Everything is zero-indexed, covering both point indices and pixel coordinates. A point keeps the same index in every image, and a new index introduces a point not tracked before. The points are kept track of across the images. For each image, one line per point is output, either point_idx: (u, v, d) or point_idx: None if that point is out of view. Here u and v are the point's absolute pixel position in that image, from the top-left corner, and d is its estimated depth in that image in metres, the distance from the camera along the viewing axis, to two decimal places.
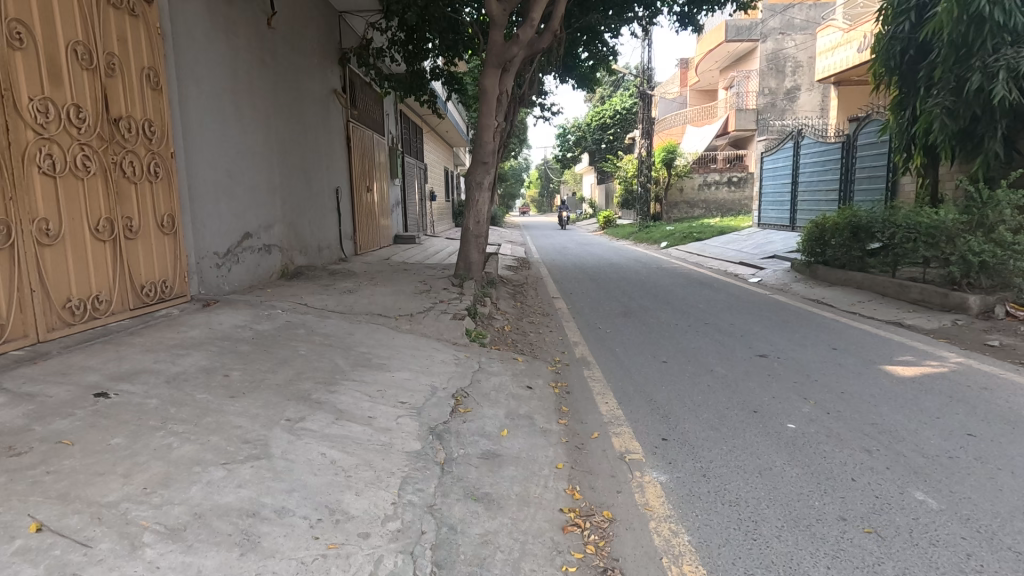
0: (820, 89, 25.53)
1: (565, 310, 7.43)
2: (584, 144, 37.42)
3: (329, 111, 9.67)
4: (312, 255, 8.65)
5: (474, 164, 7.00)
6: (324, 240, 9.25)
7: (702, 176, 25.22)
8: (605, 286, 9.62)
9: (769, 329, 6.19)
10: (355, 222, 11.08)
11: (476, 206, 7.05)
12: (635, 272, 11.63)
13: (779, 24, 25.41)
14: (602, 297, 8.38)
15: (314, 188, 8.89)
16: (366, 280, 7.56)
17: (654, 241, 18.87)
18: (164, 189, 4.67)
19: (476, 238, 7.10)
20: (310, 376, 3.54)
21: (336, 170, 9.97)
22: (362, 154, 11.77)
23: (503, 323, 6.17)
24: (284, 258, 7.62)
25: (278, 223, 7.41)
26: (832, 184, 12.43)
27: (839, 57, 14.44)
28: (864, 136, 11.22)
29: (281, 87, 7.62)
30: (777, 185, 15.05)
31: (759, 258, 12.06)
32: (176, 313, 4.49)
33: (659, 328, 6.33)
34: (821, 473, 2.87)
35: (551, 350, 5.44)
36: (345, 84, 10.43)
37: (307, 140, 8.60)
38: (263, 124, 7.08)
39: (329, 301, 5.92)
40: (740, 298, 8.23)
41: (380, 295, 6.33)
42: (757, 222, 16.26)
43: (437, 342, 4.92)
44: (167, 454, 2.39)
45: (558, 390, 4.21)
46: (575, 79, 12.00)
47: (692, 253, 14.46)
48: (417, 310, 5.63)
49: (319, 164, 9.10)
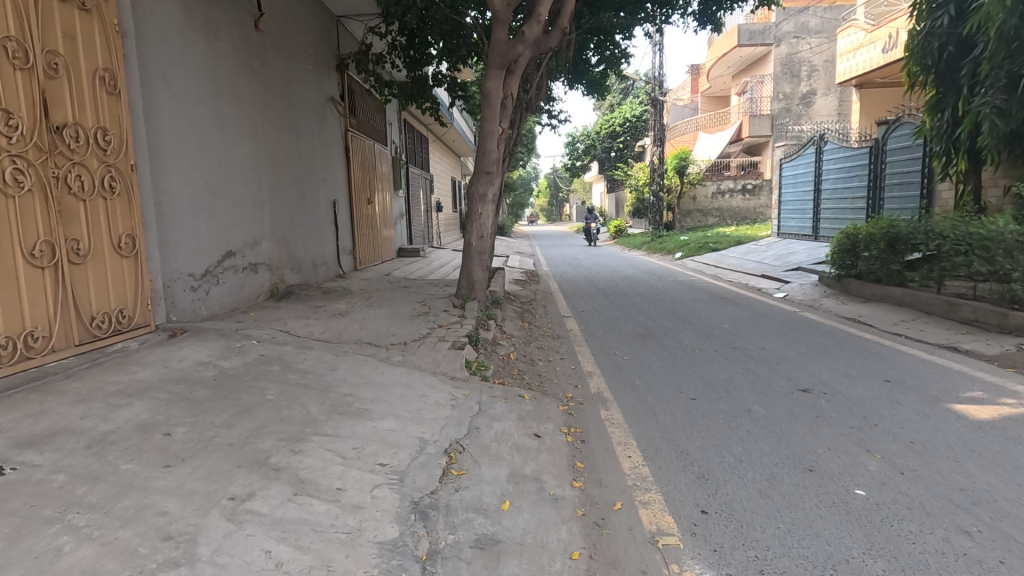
0: (836, 92, 25.19)
1: (577, 332, 6.80)
2: (593, 151, 36.95)
3: (326, 120, 9.17)
4: (306, 273, 8.10)
5: (477, 174, 6.43)
6: (320, 256, 8.71)
7: (716, 183, 24.58)
8: (619, 302, 8.98)
9: (806, 356, 5.53)
10: (355, 236, 10.55)
11: (479, 220, 6.47)
12: (650, 286, 10.99)
13: (792, 28, 25.05)
14: (617, 317, 7.74)
15: (309, 201, 8.37)
16: (361, 300, 6.99)
17: (668, 251, 18.19)
18: (124, 205, 4.15)
19: (478, 254, 6.50)
20: (273, 431, 2.94)
21: (333, 182, 9.46)
22: (363, 164, 11.26)
23: (508, 351, 5.55)
24: (274, 277, 7.08)
25: (266, 240, 6.87)
26: (859, 191, 11.72)
27: (862, 58, 13.79)
28: (894, 140, 10.53)
29: (270, 94, 7.12)
30: (798, 193, 14.34)
31: (781, 270, 11.37)
32: (133, 348, 3.94)
33: (684, 354, 5.67)
34: (915, 571, 2.21)
35: (562, 383, 4.81)
36: (344, 91, 9.95)
37: (301, 151, 8.10)
38: (251, 134, 6.58)
39: (316, 327, 5.34)
40: (768, 317, 7.54)
41: (373, 320, 5.75)
42: (776, 231, 15.56)
43: (432, 378, 4.31)
44: (51, 565, 1.80)
45: (572, 440, 3.57)
46: (585, 85, 11.45)
47: (709, 265, 13.78)
48: (412, 337, 5.05)
49: (315, 175, 8.59)
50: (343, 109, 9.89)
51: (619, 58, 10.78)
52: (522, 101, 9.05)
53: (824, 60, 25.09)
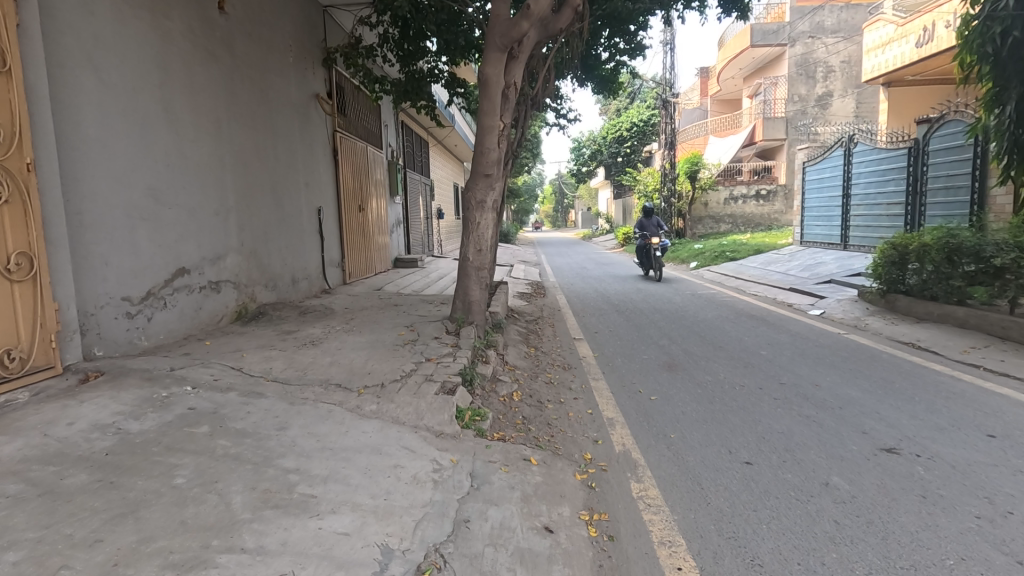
0: (854, 94, 24.23)
1: (591, 361, 5.85)
2: (600, 157, 36.03)
3: (310, 120, 8.28)
4: (283, 291, 7.18)
5: (472, 176, 5.46)
6: (302, 270, 7.79)
7: (728, 189, 23.65)
8: (636, 321, 8.02)
9: (872, 394, 4.56)
10: (345, 246, 9.64)
11: (478, 230, 5.53)
12: (666, 300, 10.05)
13: (807, 27, 24.12)
14: (635, 341, 6.77)
15: (289, 209, 7.47)
16: (341, 322, 6.06)
17: (682, 260, 17.23)
18: (16, 216, 3.26)
19: (476, 270, 5.57)
20: (160, 550, 1.99)
21: (319, 188, 8.56)
22: (354, 168, 10.38)
23: (511, 390, 4.60)
24: (242, 296, 6.16)
25: (232, 254, 5.96)
26: (895, 196, 10.73)
27: (893, 53, 12.90)
28: (938, 140, 9.54)
29: (239, 87, 6.23)
30: (823, 199, 13.35)
31: (812, 283, 10.39)
32: (17, 404, 3.01)
33: (725, 393, 4.69)
34: None
35: (578, 436, 3.85)
36: (331, 88, 9.09)
37: (279, 153, 7.21)
38: (214, 132, 5.69)
39: (276, 362, 4.39)
40: (812, 341, 6.55)
41: (351, 352, 4.81)
42: (798, 239, 14.58)
43: (412, 438, 3.34)
44: None
45: (597, 538, 2.61)
46: (595, 82, 10.52)
47: (728, 276, 12.82)
48: (392, 378, 4.10)
49: (296, 179, 7.71)
50: (329, 107, 9.02)
51: (635, 51, 9.87)
52: (527, 96, 8.08)
53: (841, 60, 24.15)
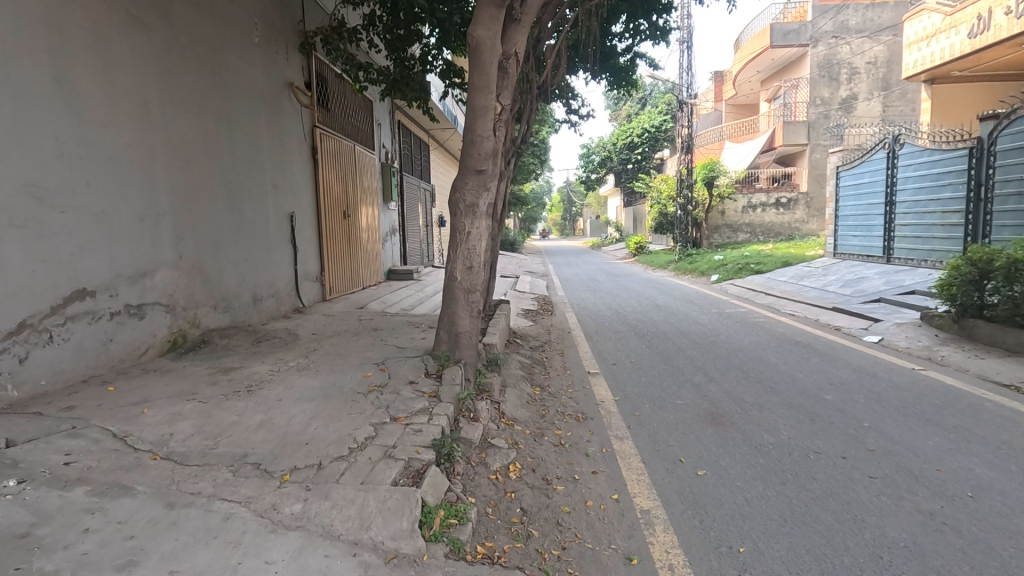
0: (880, 96, 22.95)
1: (611, 409, 4.60)
2: (609, 164, 34.86)
3: (280, 112, 7.12)
4: (238, 312, 5.99)
5: (460, 171, 4.22)
6: (266, 286, 6.62)
7: (747, 197, 22.64)
8: (661, 349, 6.79)
9: (1011, 471, 3.29)
10: (325, 256, 8.48)
11: (468, 242, 4.31)
12: (691, 320, 8.83)
13: (830, 27, 22.90)
14: (663, 379, 5.54)
15: (250, 215, 6.30)
16: (299, 356, 4.84)
17: (700, 272, 15.94)
18: None
19: (466, 293, 4.36)
20: None
21: (292, 190, 7.39)
22: (340, 170, 9.24)
23: (507, 462, 3.36)
24: (179, 321, 4.98)
25: (164, 269, 4.79)
26: (951, 204, 9.51)
27: (942, 45, 11.73)
28: (1008, 138, 8.33)
29: (180, 65, 5.09)
30: (862, 206, 12.08)
31: (858, 302, 9.10)
32: None
33: (800, 468, 3.44)
34: None
35: (601, 549, 2.62)
36: (309, 77, 7.95)
37: (237, 148, 6.04)
38: (139, 117, 4.54)
39: (185, 423, 3.20)
40: (883, 380, 5.30)
41: (294, 404, 3.60)
42: (831, 250, 13.31)
43: (346, 570, 2.12)
44: None
45: None
46: (610, 74, 9.31)
47: (757, 291, 11.57)
48: (336, 452, 2.91)
49: (260, 180, 6.56)
50: (307, 98, 7.90)
51: (658, 34, 8.51)
52: (533, 84, 6.92)
53: (866, 61, 22.89)
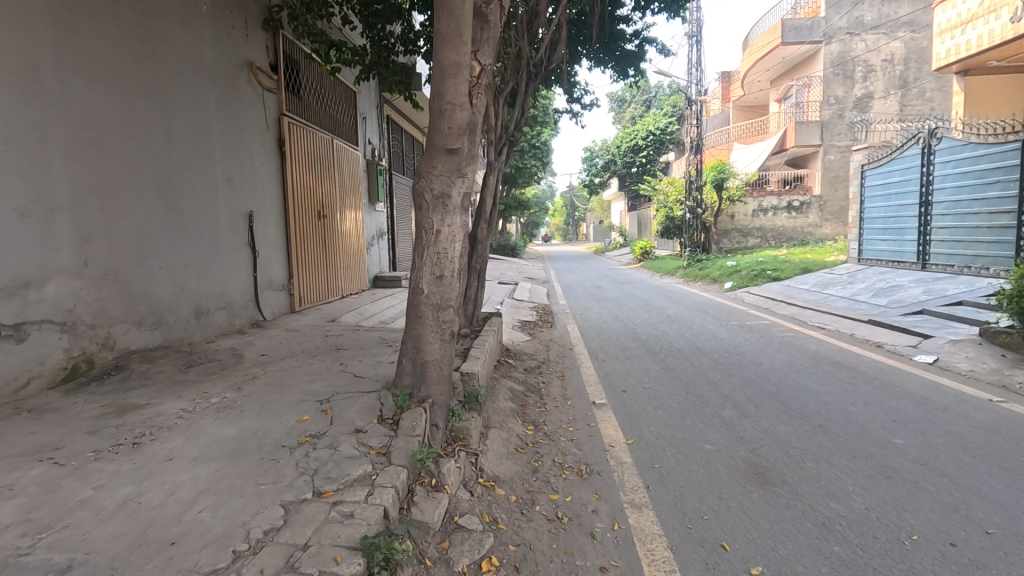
0: (896, 95, 22.06)
1: (622, 459, 3.59)
2: (613, 167, 33.79)
3: (236, 95, 6.13)
4: (174, 329, 4.99)
5: (426, 150, 3.20)
6: (214, 295, 5.63)
7: (757, 200, 21.68)
8: (679, 373, 5.76)
9: None
10: (294, 261, 7.49)
11: (437, 244, 3.31)
12: (709, 334, 7.83)
13: (844, 23, 21.91)
14: (686, 412, 4.53)
15: (192, 214, 5.30)
16: (230, 388, 3.83)
17: (712, 278, 14.90)
18: None
19: (435, 311, 3.37)
20: None
21: (252, 185, 6.41)
22: (315, 166, 8.26)
23: (478, 558, 2.36)
24: (82, 343, 3.98)
25: (58, 277, 3.80)
26: (1001, 203, 8.53)
27: (980, 31, 10.75)
28: None
29: (88, 26, 4.12)
30: (891, 208, 11.07)
31: (896, 314, 8.07)
32: None
33: (896, 565, 2.42)
34: None
35: None
36: (276, 58, 6.99)
37: (174, 132, 5.05)
38: (19, 86, 3.57)
39: (7, 506, 2.19)
40: (959, 415, 4.27)
41: (185, 469, 2.58)
42: (856, 256, 12.29)
43: None
44: None
45: None
46: (613, 65, 8.27)
47: (777, 300, 10.55)
48: (209, 565, 1.89)
49: (208, 173, 5.57)
50: (272, 81, 6.92)
51: (673, 8, 7.50)
52: (528, 61, 5.94)
53: (882, 58, 21.96)
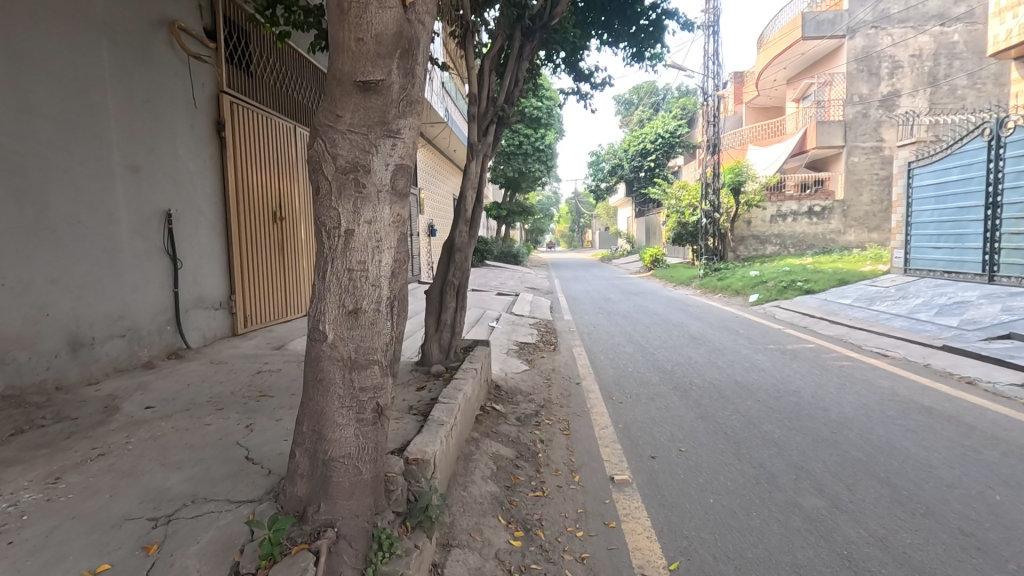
0: (925, 92, 20.59)
1: None
2: (620, 172, 32.31)
3: (147, 60, 4.76)
4: (28, 370, 3.60)
5: (325, 86, 1.81)
6: (103, 319, 4.23)
7: (776, 206, 20.21)
8: (722, 425, 4.31)
9: None
10: (238, 274, 6.09)
11: (348, 255, 1.88)
12: (747, 363, 6.38)
13: (870, 16, 20.46)
14: (751, 499, 3.08)
15: (67, 210, 3.91)
16: (40, 480, 2.42)
17: (733, 289, 13.37)
18: None
19: (347, 373, 1.94)
20: None
21: (170, 175, 5.01)
22: (272, 157, 6.86)
23: None
24: None
25: None
26: None
27: None
28: None
29: None
30: (948, 211, 9.60)
31: (976, 337, 6.58)
32: None
33: None
34: None
35: None
36: (212, 19, 5.66)
37: (34, 98, 3.68)
38: None
39: None
40: None
41: None
42: (902, 266, 10.80)
43: None
44: None
45: None
46: (628, 40, 6.86)
47: (817, 317, 9.07)
48: None
49: (98, 157, 4.21)
50: (207, 49, 5.58)
51: None
52: (521, 14, 4.56)
53: (909, 54, 20.52)
